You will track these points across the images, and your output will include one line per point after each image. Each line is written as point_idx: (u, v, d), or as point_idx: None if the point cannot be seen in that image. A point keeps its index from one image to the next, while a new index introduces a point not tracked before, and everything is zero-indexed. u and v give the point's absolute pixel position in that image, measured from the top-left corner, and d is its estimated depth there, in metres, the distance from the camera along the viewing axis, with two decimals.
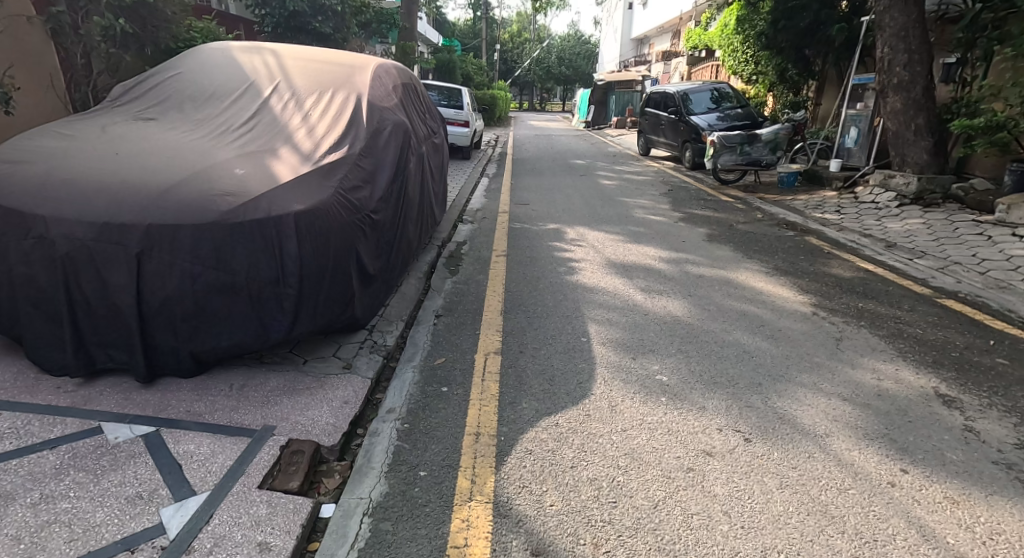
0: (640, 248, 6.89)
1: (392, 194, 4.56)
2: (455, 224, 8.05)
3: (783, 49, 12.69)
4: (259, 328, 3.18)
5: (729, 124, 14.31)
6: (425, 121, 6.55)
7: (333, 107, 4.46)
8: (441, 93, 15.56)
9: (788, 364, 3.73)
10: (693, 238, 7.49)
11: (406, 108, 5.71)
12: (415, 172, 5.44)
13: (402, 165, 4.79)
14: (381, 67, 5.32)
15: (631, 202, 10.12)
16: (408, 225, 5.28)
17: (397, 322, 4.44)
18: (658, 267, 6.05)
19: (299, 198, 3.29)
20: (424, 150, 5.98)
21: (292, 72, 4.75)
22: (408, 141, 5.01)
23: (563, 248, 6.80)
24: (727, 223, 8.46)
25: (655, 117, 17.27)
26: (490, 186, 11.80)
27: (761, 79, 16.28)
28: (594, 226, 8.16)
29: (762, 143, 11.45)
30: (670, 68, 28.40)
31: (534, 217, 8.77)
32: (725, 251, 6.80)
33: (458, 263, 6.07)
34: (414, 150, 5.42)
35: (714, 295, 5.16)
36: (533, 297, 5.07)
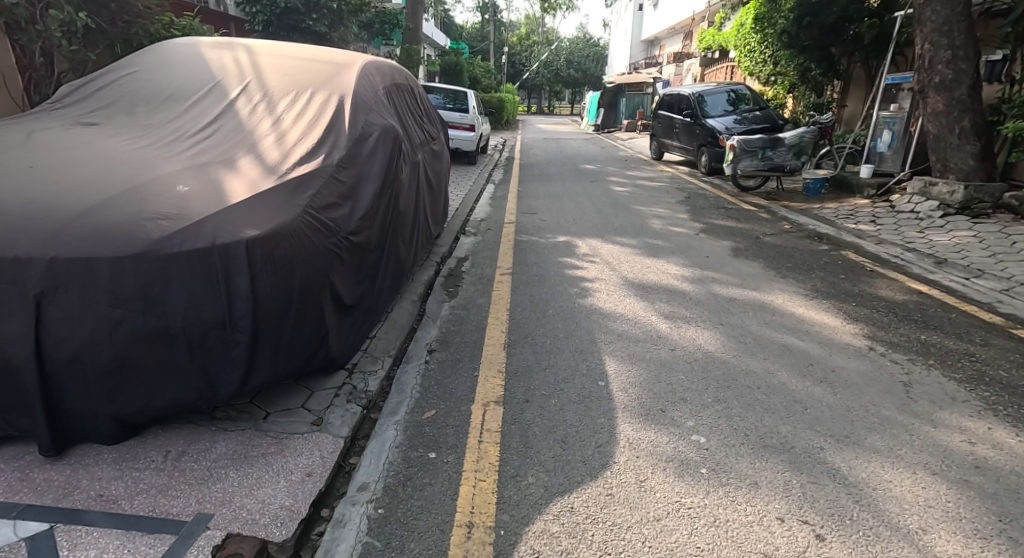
0: (660, 264, 6.25)
1: (379, 210, 3.95)
2: (457, 237, 7.43)
3: (807, 48, 11.99)
4: (202, 381, 2.54)
5: (748, 126, 13.62)
6: (423, 124, 5.95)
7: (310, 111, 3.86)
8: (446, 96, 14.86)
9: (851, 418, 3.09)
10: (717, 252, 6.83)
11: (401, 112, 5.12)
12: (408, 183, 4.83)
13: (392, 176, 4.19)
14: (369, 65, 4.72)
15: (647, 211, 9.48)
16: (399, 243, 4.67)
17: (383, 359, 3.81)
18: (682, 287, 5.41)
19: (254, 221, 2.67)
20: (421, 157, 5.37)
21: (266, 70, 4.15)
22: (399, 147, 4.41)
23: (575, 265, 6.17)
24: (753, 234, 7.81)
25: (668, 119, 16.60)
26: (496, 193, 11.19)
27: (780, 80, 15.55)
28: (608, 237, 7.52)
29: (786, 148, 10.78)
30: (683, 70, 27.73)
31: (542, 227, 8.14)
32: (754, 267, 6.15)
33: (458, 284, 5.45)
34: (408, 158, 4.82)
35: (748, 322, 4.52)
36: (543, 326, 4.44)
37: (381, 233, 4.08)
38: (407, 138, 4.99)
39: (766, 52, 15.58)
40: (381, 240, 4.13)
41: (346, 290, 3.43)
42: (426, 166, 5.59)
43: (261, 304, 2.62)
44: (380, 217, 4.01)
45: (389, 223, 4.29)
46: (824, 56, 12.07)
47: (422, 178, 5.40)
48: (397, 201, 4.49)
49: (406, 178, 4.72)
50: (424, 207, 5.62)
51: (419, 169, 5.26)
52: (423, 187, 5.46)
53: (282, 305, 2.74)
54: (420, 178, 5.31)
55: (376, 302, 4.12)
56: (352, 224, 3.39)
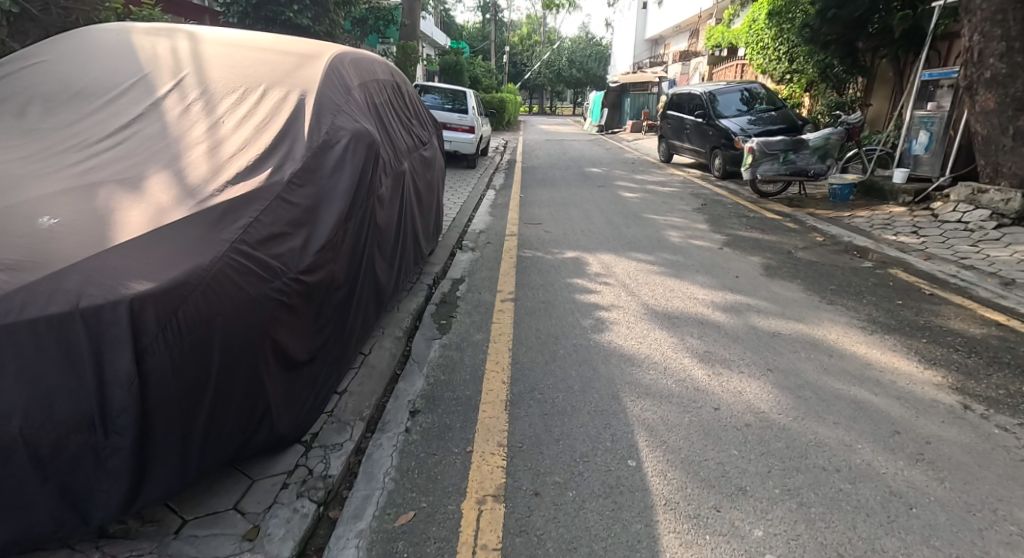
0: (684, 286, 5.46)
1: (347, 236, 3.16)
2: (452, 253, 6.66)
3: (830, 43, 11.19)
4: (62, 504, 1.76)
5: (764, 127, 12.83)
6: (411, 127, 5.17)
7: (260, 112, 3.07)
8: (444, 97, 14.07)
9: (975, 524, 2.29)
10: (748, 272, 6.02)
11: (381, 112, 4.33)
12: (390, 197, 4.05)
13: (366, 191, 3.40)
14: (342, 57, 3.93)
15: (661, 220, 8.68)
16: (377, 270, 3.89)
17: (353, 426, 3.02)
18: (714, 318, 4.61)
19: (147, 268, 1.89)
20: (407, 165, 4.59)
21: (210, 61, 3.36)
22: (376, 156, 3.61)
23: (587, 290, 5.37)
24: (783, 248, 7.01)
25: (677, 120, 15.82)
26: (497, 200, 10.39)
27: (798, 77, 14.73)
28: (621, 253, 6.73)
29: (810, 150, 10.02)
30: (690, 69, 26.89)
31: (547, 240, 7.36)
32: (793, 290, 5.35)
33: (451, 315, 4.67)
34: (388, 168, 4.03)
35: (802, 366, 3.72)
36: (553, 373, 3.64)
37: (350, 264, 3.29)
38: (387, 144, 4.20)
39: (782, 48, 14.79)
40: (352, 272, 3.35)
41: (300, 345, 2.64)
42: (413, 174, 4.80)
43: (152, 389, 1.83)
44: (350, 244, 3.22)
45: (362, 248, 3.50)
46: (849, 51, 11.26)
47: (409, 190, 4.63)
48: (374, 220, 3.70)
49: (386, 193, 3.93)
50: (411, 223, 4.84)
51: (405, 178, 4.47)
52: (409, 200, 4.68)
53: (190, 386, 1.95)
54: (406, 189, 4.52)
55: (343, 348, 3.34)
56: (306, 260, 2.60)
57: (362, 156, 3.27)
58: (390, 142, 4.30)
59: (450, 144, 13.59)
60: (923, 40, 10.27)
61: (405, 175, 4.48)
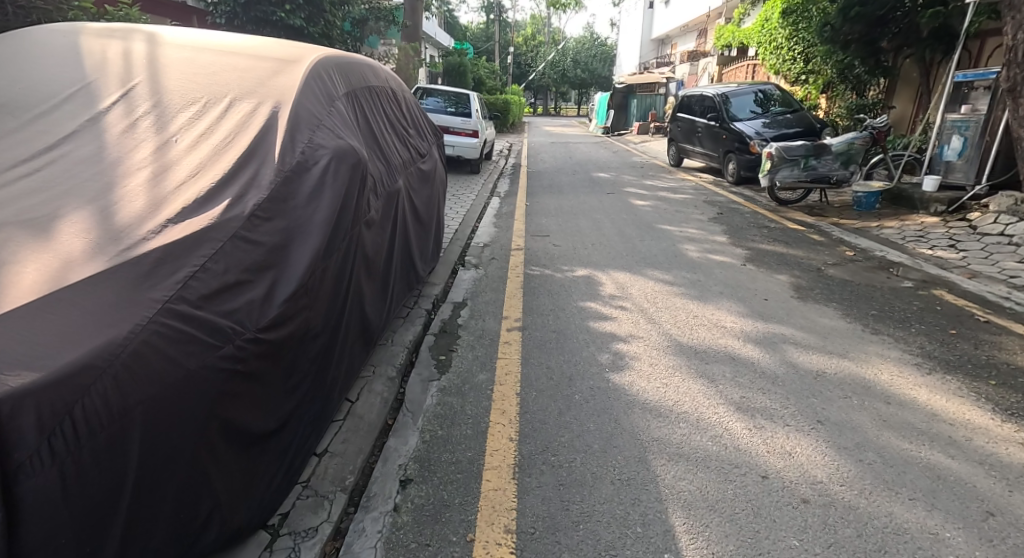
0: (708, 311, 4.97)
1: (327, 273, 2.67)
2: (453, 272, 6.18)
3: (850, 42, 10.71)
4: None
5: (780, 130, 12.33)
6: (409, 138, 4.68)
7: (220, 129, 2.57)
8: (447, 99, 13.59)
9: None
10: (777, 294, 5.51)
11: (371, 123, 3.84)
12: (380, 221, 3.55)
13: (351, 219, 2.91)
14: (326, 61, 3.43)
15: (676, 232, 8.18)
16: (364, 304, 3.40)
17: (331, 502, 2.54)
18: (747, 353, 4.11)
19: (34, 353, 1.41)
20: (401, 182, 4.10)
21: (168, 66, 2.87)
22: (364, 176, 3.11)
23: (602, 317, 4.86)
24: (811, 264, 6.50)
25: (688, 122, 15.31)
26: (502, 209, 9.91)
27: (815, 78, 14.21)
28: (637, 270, 6.24)
29: (833, 156, 9.55)
30: (698, 69, 26.38)
31: (556, 255, 6.88)
32: (830, 317, 4.84)
33: (452, 349, 4.19)
34: (378, 188, 3.53)
35: (857, 418, 3.20)
36: (568, 428, 3.14)
37: (331, 306, 2.80)
38: (377, 159, 3.70)
39: (798, 49, 14.28)
40: (332, 314, 2.85)
41: (262, 417, 2.14)
42: (409, 190, 4.30)
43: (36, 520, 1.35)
44: (330, 282, 2.73)
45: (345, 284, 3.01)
46: (871, 51, 10.76)
47: (403, 209, 4.14)
48: (360, 249, 3.20)
49: (375, 217, 3.43)
50: (406, 245, 4.35)
51: (398, 197, 3.98)
52: (404, 220, 4.19)
53: (92, 508, 1.45)
54: (399, 209, 4.03)
55: (322, 402, 2.85)
56: (270, 314, 2.10)
57: (345, 180, 2.77)
58: (381, 157, 3.81)
59: (454, 149, 13.11)
60: (953, 40, 9.73)
61: (398, 194, 3.99)
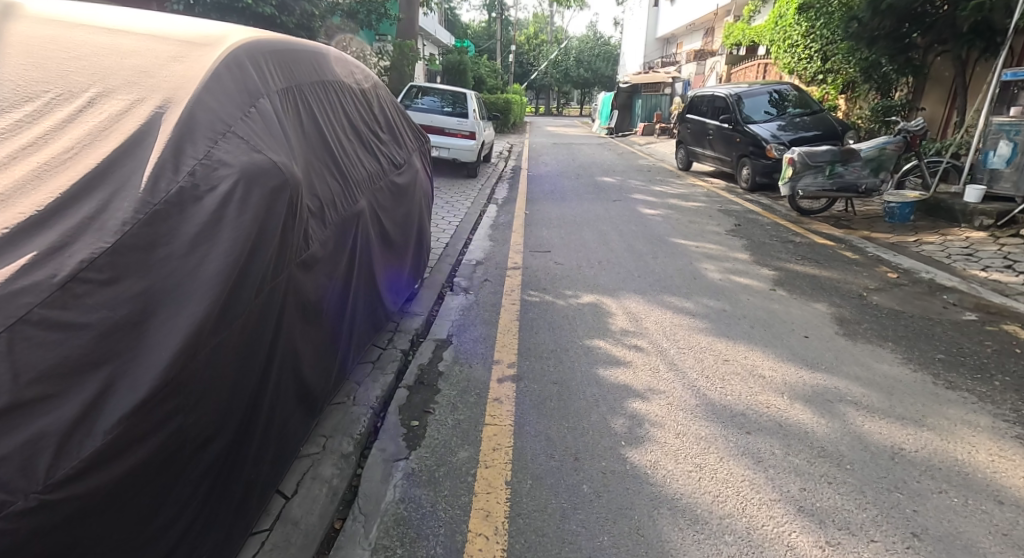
0: (740, 354, 4.15)
1: (231, 345, 1.86)
2: (438, 298, 5.36)
3: (878, 37, 10.05)
4: None
5: (798, 133, 11.52)
6: (378, 144, 3.87)
7: (62, 138, 1.77)
8: (443, 98, 12.69)
9: None
10: (817, 328, 4.69)
11: (322, 126, 3.02)
12: (329, 253, 2.74)
13: (275, 261, 2.10)
14: (256, 46, 2.62)
15: (692, 247, 7.37)
16: (305, 365, 2.59)
17: None
18: (797, 418, 3.27)
19: None
20: (363, 199, 3.29)
21: (11, 45, 2.03)
22: (298, 198, 2.30)
23: (612, 363, 4.04)
24: (851, 290, 5.66)
25: (698, 124, 14.49)
26: (499, 218, 9.09)
27: (834, 77, 13.44)
28: (652, 296, 5.43)
29: (861, 162, 8.77)
30: (705, 69, 25.56)
31: (558, 276, 6.07)
32: (888, 361, 4.01)
33: (428, 409, 3.38)
34: (323, 210, 2.72)
35: (963, 531, 2.39)
36: (573, 545, 2.35)
37: (243, 386, 1.99)
38: (325, 172, 2.89)
39: (816, 46, 13.58)
40: (247, 395, 2.04)
41: None
42: (375, 208, 3.49)
43: None
44: (237, 356, 1.92)
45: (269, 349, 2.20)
46: (901, 47, 10.10)
47: (365, 231, 3.33)
48: (296, 296, 2.39)
49: (321, 248, 2.62)
50: (372, 274, 3.55)
51: (358, 218, 3.18)
52: (367, 247, 3.38)
53: None
54: (359, 232, 3.23)
55: (232, 519, 2.04)
56: (85, 449, 1.37)
57: (259, 211, 1.95)
58: (333, 169, 2.99)
59: (449, 151, 12.28)
60: (994, 35, 8.96)
61: (358, 214, 3.19)
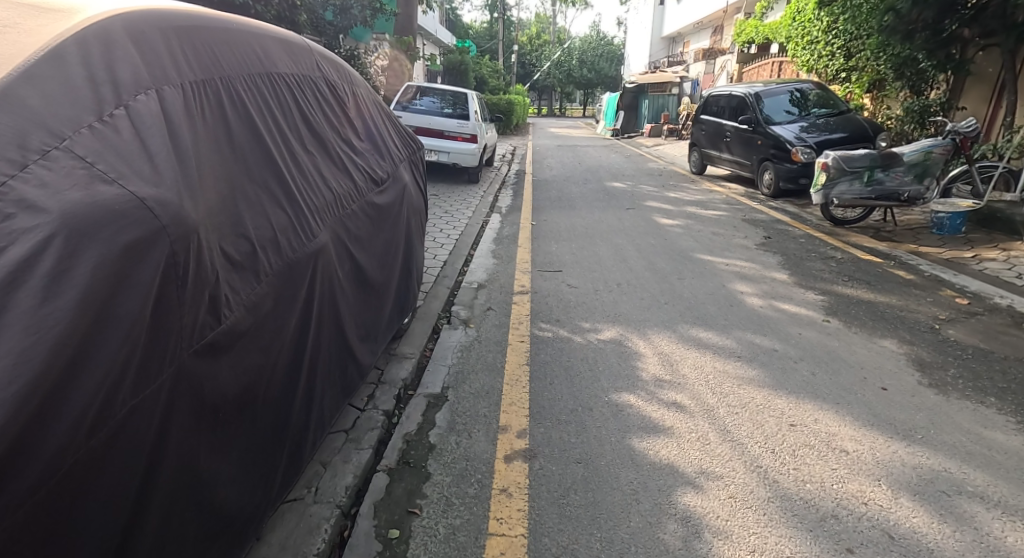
0: (810, 417, 3.30)
1: (31, 517, 1.18)
2: (432, 336, 4.55)
3: (916, 31, 9.23)
4: None
5: (824, 135, 10.71)
6: (354, 154, 3.09)
7: None
8: (443, 99, 11.86)
9: None
10: (891, 373, 3.85)
11: (269, 131, 2.25)
12: (270, 307, 1.97)
13: (140, 339, 1.41)
14: (153, 19, 1.90)
15: (721, 265, 6.54)
16: (233, 474, 1.82)
17: None
18: (911, 525, 2.43)
19: None
20: (329, 225, 2.50)
21: None
22: (192, 238, 1.59)
23: (649, 430, 3.21)
24: (918, 321, 4.79)
25: (713, 126, 13.67)
26: (503, 230, 8.27)
27: (858, 74, 12.67)
28: (685, 331, 4.60)
29: (903, 168, 7.94)
30: (713, 68, 24.71)
31: (573, 303, 5.26)
32: (999, 427, 3.17)
33: (413, 509, 2.56)
34: (260, 249, 1.95)
35: None
36: None
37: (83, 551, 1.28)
38: (270, 192, 2.10)
39: (839, 42, 13.00)
40: None
41: None
42: (348, 236, 2.71)
43: None
44: (57, 516, 1.23)
45: (149, 475, 1.46)
46: (940, 41, 9.29)
47: (334, 269, 2.55)
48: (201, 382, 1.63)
49: (252, 306, 1.85)
50: (346, 322, 2.77)
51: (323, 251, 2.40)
52: (337, 287, 2.59)
53: None
54: (326, 269, 2.44)
55: None
56: None
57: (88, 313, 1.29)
58: (286, 188, 2.21)
59: (449, 155, 11.43)
60: None
61: (323, 247, 2.41)
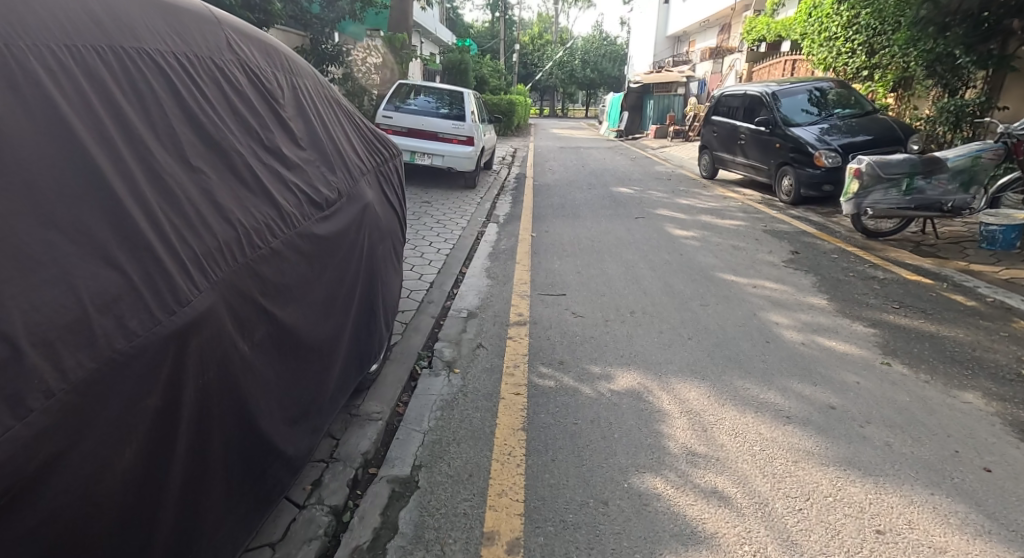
0: (901, 519, 2.48)
1: None
2: (408, 387, 3.72)
3: (953, 23, 8.46)
4: None
5: (849, 137, 9.87)
6: (286, 165, 2.27)
7: None
8: (440, 98, 11.05)
9: None
10: (988, 444, 3.01)
11: (101, 135, 1.45)
12: (62, 443, 1.17)
13: None
14: None
15: (748, 288, 5.72)
16: None
17: None
18: None
19: None
20: (226, 274, 1.68)
21: None
22: None
23: (686, 540, 2.38)
24: (999, 365, 3.95)
25: (725, 128, 12.82)
26: (500, 243, 7.45)
27: (881, 72, 11.82)
28: (717, 380, 3.77)
29: (948, 174, 7.13)
30: (721, 68, 23.89)
31: (579, 339, 4.43)
32: None
33: None
34: (34, 344, 1.16)
35: None
36: None
37: None
38: (81, 236, 1.31)
39: (859, 38, 12.16)
40: None
41: None
42: (263, 285, 1.89)
43: None
44: None
45: None
46: (980, 33, 8.56)
47: (238, 339, 1.73)
48: None
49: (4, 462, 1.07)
50: (270, 407, 1.96)
51: (212, 319, 1.57)
52: (246, 364, 1.78)
53: None
54: (219, 345, 1.63)
55: None
56: None
57: None
58: (124, 225, 1.40)
59: (443, 159, 10.59)
60: None
61: (213, 311, 1.59)
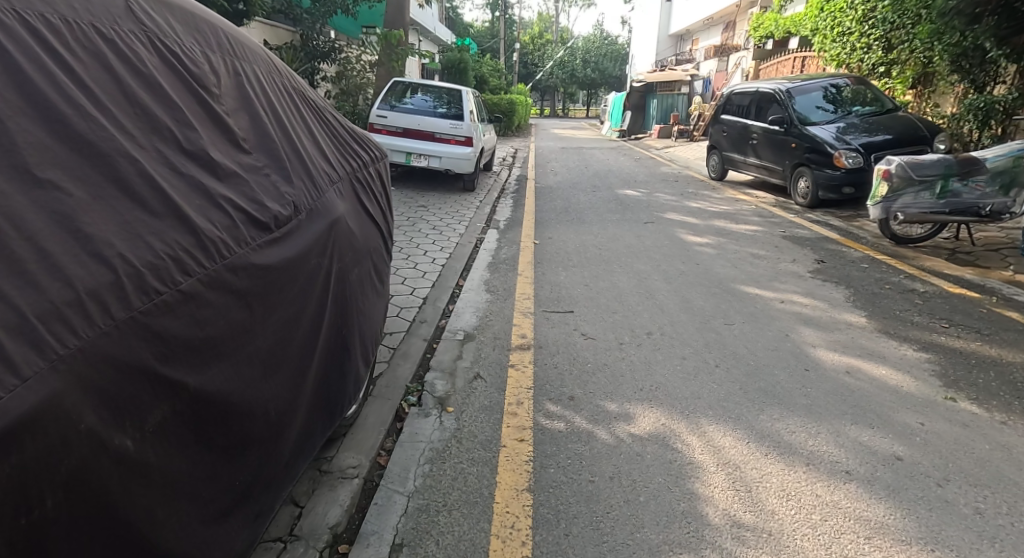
0: None
1: None
2: (392, 432, 3.15)
3: (984, 14, 7.79)
4: None
5: (869, 135, 9.30)
6: (218, 175, 1.74)
7: None
8: (437, 97, 10.45)
9: None
10: None
11: None
12: None
13: None
14: None
15: (776, 304, 5.14)
16: None
17: None
18: None
19: None
20: (87, 340, 1.18)
21: None
22: None
23: None
24: None
25: (736, 127, 12.23)
26: (500, 251, 6.88)
27: (900, 68, 11.27)
28: (754, 421, 3.20)
29: (986, 176, 6.46)
30: (726, 66, 23.37)
31: (591, 367, 3.86)
32: None
33: None
34: None
35: None
36: None
37: None
38: None
39: (876, 32, 11.56)
40: None
41: None
42: (169, 346, 1.36)
43: None
44: None
45: None
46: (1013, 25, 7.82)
47: (119, 431, 1.21)
48: None
49: None
50: (184, 511, 1.42)
51: (50, 413, 1.07)
52: (137, 462, 1.26)
53: None
54: (73, 447, 1.12)
55: None
56: None
57: None
58: None
59: (440, 160, 10.04)
60: None
61: (54, 400, 1.08)
